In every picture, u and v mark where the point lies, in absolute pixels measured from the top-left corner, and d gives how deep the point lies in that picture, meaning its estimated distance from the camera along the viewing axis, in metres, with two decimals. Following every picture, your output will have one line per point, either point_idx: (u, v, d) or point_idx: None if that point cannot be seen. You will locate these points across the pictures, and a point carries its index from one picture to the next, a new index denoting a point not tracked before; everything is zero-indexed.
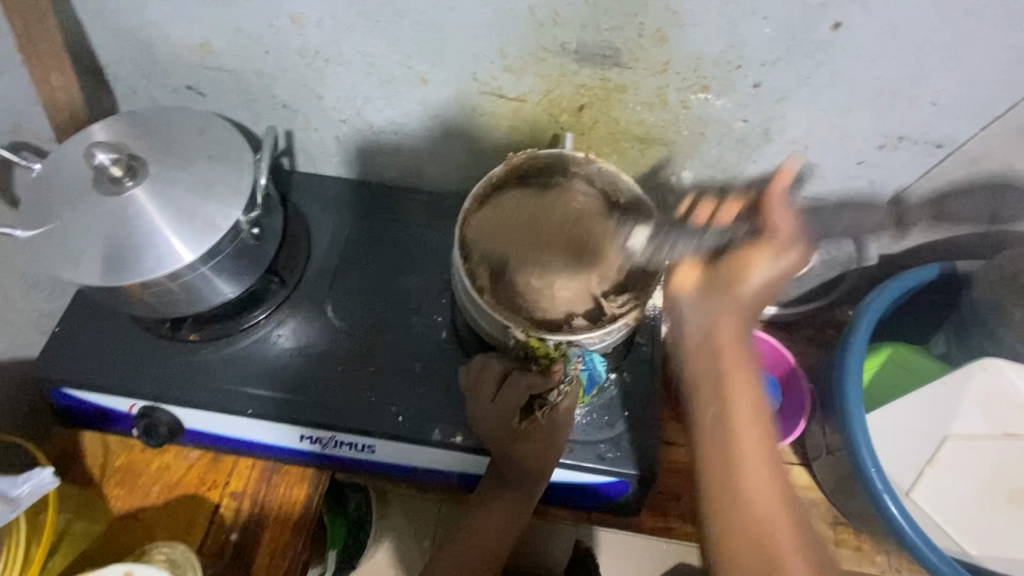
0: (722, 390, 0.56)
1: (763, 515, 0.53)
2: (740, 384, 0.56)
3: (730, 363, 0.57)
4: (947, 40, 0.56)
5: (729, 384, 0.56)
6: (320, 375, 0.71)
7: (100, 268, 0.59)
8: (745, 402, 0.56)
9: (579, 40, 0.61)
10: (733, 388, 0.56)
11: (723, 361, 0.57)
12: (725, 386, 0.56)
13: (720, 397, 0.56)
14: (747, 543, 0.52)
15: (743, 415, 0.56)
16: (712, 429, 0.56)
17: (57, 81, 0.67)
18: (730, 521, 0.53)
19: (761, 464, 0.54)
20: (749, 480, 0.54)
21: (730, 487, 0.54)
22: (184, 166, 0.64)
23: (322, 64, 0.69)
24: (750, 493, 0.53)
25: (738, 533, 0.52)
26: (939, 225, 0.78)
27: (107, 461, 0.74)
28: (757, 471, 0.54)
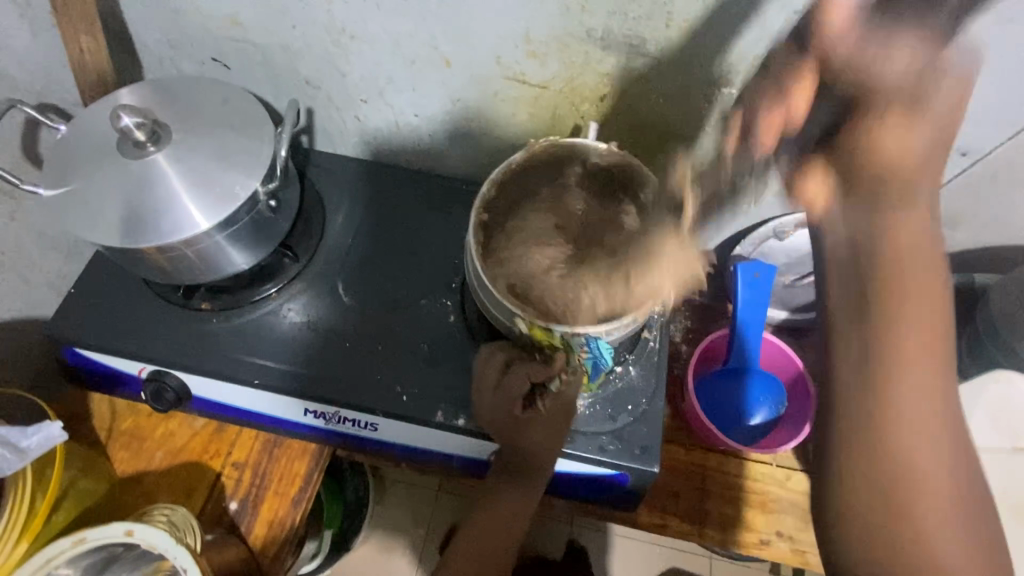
0: (889, 333, 0.44)
1: (914, 467, 0.43)
2: (917, 321, 0.43)
3: (896, 287, 0.43)
4: (978, 44, 0.55)
5: (903, 317, 0.43)
6: (328, 350, 0.72)
7: (119, 229, 0.59)
8: (917, 339, 0.43)
9: (606, 28, 0.62)
10: (901, 318, 0.43)
11: (894, 286, 0.43)
12: (891, 320, 0.43)
13: (882, 334, 0.44)
14: (884, 490, 0.43)
15: (912, 350, 0.43)
16: (864, 375, 0.44)
17: (87, 45, 0.67)
18: (864, 462, 0.44)
19: (919, 417, 0.43)
20: (909, 434, 0.43)
21: (875, 429, 0.43)
22: (207, 134, 0.64)
23: (348, 41, 0.70)
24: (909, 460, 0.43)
25: (878, 479, 0.43)
26: (958, 236, 0.78)
27: (114, 424, 0.75)
28: (913, 382, 0.43)
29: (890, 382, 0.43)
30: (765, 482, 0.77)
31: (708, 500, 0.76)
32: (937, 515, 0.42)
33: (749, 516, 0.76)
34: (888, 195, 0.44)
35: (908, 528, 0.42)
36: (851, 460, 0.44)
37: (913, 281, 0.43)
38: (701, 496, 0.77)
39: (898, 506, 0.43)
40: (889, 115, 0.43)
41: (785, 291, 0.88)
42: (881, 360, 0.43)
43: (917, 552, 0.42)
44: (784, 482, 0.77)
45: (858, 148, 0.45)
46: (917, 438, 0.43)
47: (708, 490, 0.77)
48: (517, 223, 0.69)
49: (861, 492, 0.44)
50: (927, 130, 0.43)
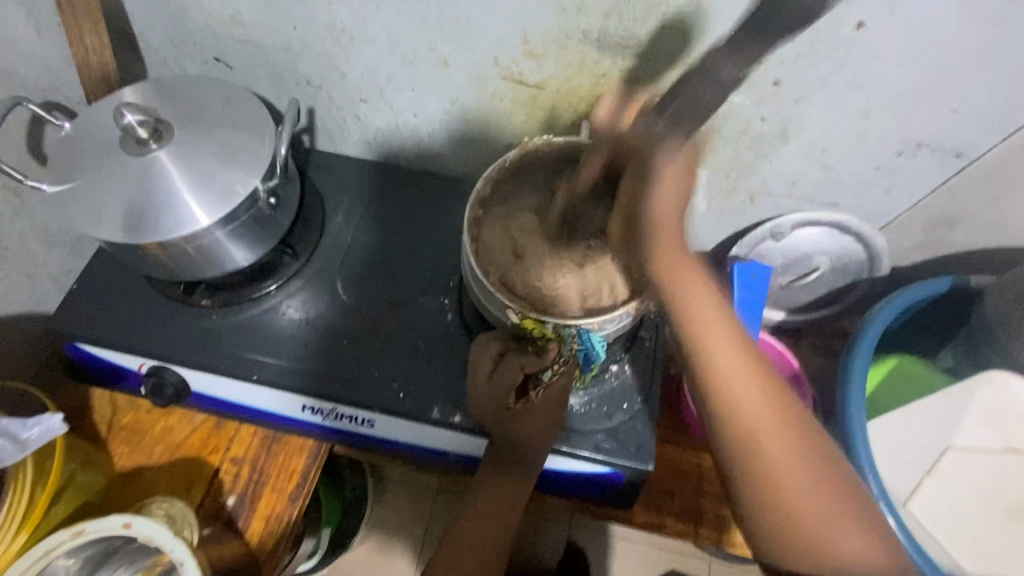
0: (701, 338, 0.52)
1: (775, 463, 0.51)
2: (728, 339, 0.53)
3: (705, 316, 0.52)
4: (970, 46, 0.56)
5: (712, 341, 0.52)
6: (327, 346, 0.72)
7: (121, 224, 0.60)
8: (733, 353, 0.52)
9: (602, 29, 0.62)
10: (707, 339, 0.52)
11: (699, 312, 0.52)
12: (707, 345, 0.52)
13: (706, 363, 0.52)
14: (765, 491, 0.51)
15: (731, 363, 0.52)
16: (716, 398, 0.52)
17: (91, 43, 0.68)
18: (744, 471, 0.52)
19: (767, 419, 0.52)
20: (761, 438, 0.51)
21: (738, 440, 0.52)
22: (207, 132, 0.65)
23: (348, 41, 0.71)
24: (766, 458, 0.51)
25: (756, 480, 0.51)
26: (955, 237, 0.78)
27: (114, 419, 0.75)
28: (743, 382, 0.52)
29: (725, 398, 0.52)
30: None
31: (704, 500, 0.77)
32: (816, 497, 0.50)
33: None
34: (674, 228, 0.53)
35: (800, 517, 0.50)
36: (732, 475, 0.53)
37: (713, 313, 0.53)
38: (697, 496, 0.77)
39: (783, 503, 0.50)
40: (667, 170, 0.52)
41: (782, 292, 0.88)
42: (720, 384, 0.52)
43: (810, 538, 0.50)
44: None
45: (650, 218, 0.53)
46: (771, 438, 0.51)
47: (703, 489, 0.77)
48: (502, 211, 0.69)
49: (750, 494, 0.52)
50: (683, 184, 0.53)
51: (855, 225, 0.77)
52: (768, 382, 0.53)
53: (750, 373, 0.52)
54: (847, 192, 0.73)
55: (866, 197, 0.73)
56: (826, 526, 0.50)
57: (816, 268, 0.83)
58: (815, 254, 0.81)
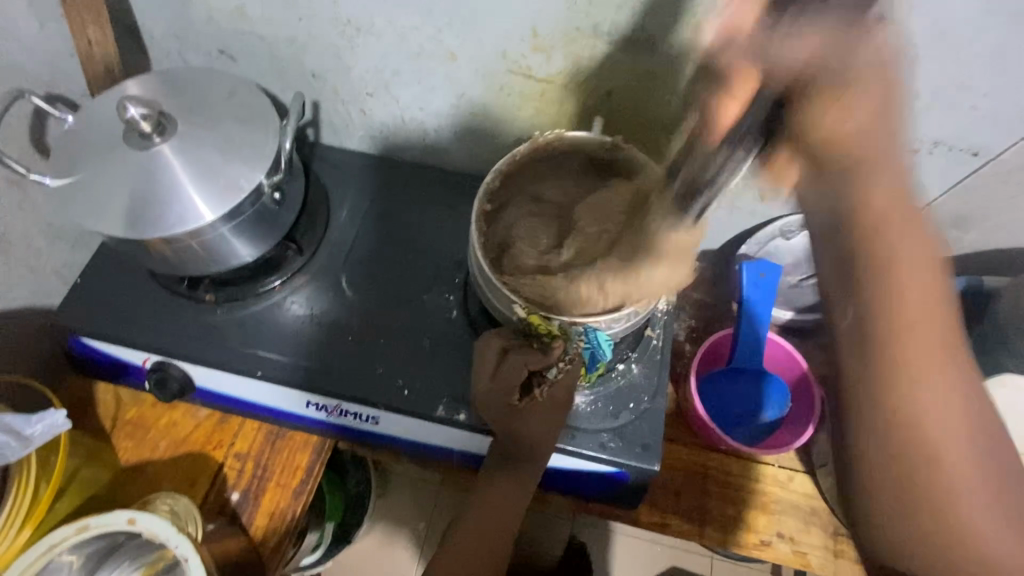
0: (879, 252, 0.46)
1: (941, 446, 0.45)
2: (920, 300, 0.46)
3: (884, 265, 0.46)
4: (993, 43, 0.54)
5: (908, 277, 0.46)
6: (331, 342, 0.72)
7: (124, 220, 0.60)
8: (916, 279, 0.46)
9: (614, 22, 0.61)
10: (885, 236, 0.47)
11: (887, 252, 0.46)
12: (888, 303, 0.46)
13: (879, 282, 0.46)
14: (916, 475, 0.45)
15: (910, 321, 0.46)
16: (875, 343, 0.46)
17: (94, 35, 0.67)
18: (889, 448, 0.46)
19: (941, 400, 0.45)
20: (931, 419, 0.45)
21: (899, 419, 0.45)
22: (211, 126, 0.65)
23: (354, 33, 0.69)
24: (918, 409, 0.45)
25: (898, 460, 0.46)
26: (968, 238, 0.77)
27: (118, 414, 0.75)
28: (921, 310, 0.46)
29: (898, 319, 0.46)
30: (766, 484, 0.77)
31: (710, 500, 0.76)
32: (977, 496, 0.44)
33: (750, 517, 0.75)
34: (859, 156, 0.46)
35: (946, 510, 0.45)
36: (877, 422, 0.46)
37: (897, 235, 0.46)
38: (702, 496, 0.76)
39: (936, 491, 0.45)
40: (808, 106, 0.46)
41: (792, 291, 0.87)
42: (891, 321, 0.46)
43: (947, 513, 0.45)
44: (786, 484, 0.77)
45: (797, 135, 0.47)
46: (937, 420, 0.45)
47: (709, 490, 0.77)
48: (509, 216, 0.69)
49: (887, 474, 0.47)
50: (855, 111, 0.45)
51: None
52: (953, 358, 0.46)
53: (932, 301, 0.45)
54: None
55: None
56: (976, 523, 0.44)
57: None
58: None
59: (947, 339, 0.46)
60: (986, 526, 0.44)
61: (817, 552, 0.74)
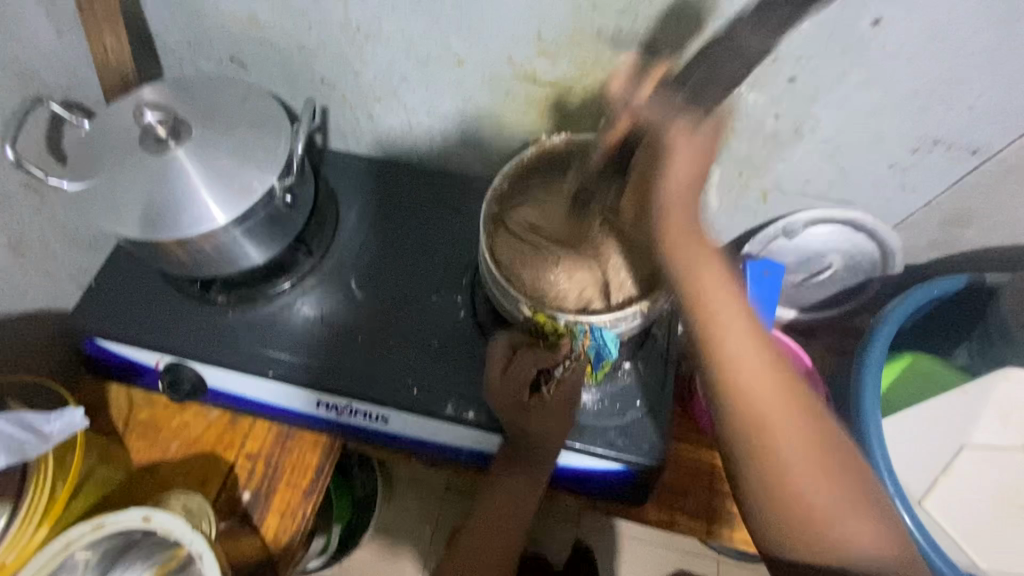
0: (708, 305, 0.53)
1: (785, 447, 0.51)
2: (728, 306, 0.54)
3: (706, 299, 0.54)
4: (987, 43, 0.56)
5: (725, 319, 0.53)
6: (341, 343, 0.73)
7: (139, 222, 0.61)
8: (733, 327, 0.53)
9: (617, 26, 0.63)
10: (712, 289, 0.54)
11: (705, 301, 0.53)
12: (710, 312, 0.53)
13: (711, 324, 0.53)
14: (775, 492, 0.51)
15: (733, 340, 0.53)
16: (720, 390, 0.53)
17: (111, 44, 0.69)
18: (762, 478, 0.51)
19: (767, 399, 0.52)
20: (762, 422, 0.51)
21: (759, 442, 0.51)
22: (225, 130, 0.66)
23: (363, 40, 0.71)
24: (780, 447, 0.51)
25: (771, 495, 0.51)
26: (970, 236, 0.78)
27: (131, 415, 0.76)
28: (746, 355, 0.52)
29: (728, 363, 0.52)
30: None
31: (717, 498, 0.76)
32: (824, 488, 0.50)
33: None
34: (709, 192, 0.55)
35: (810, 518, 0.50)
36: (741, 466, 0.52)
37: (715, 282, 0.54)
38: (709, 494, 0.77)
39: (795, 494, 0.50)
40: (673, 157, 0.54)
41: (795, 290, 0.89)
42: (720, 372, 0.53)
43: (825, 538, 0.49)
44: None
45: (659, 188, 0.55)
46: (777, 426, 0.51)
47: (717, 488, 0.77)
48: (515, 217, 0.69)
49: (761, 473, 0.51)
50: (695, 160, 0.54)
51: (869, 223, 0.77)
52: (780, 374, 0.53)
53: (751, 342, 0.53)
54: (860, 190, 0.74)
55: (879, 194, 0.74)
56: (846, 536, 0.49)
57: (829, 266, 0.84)
58: (829, 252, 0.81)
59: (765, 349, 0.53)
60: (859, 526, 0.49)
61: None
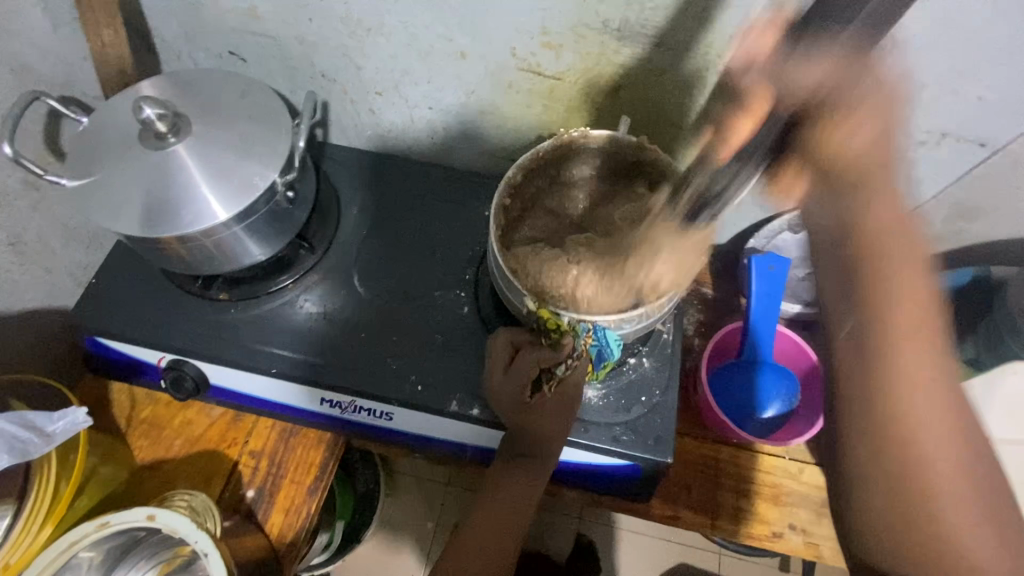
0: (895, 289, 0.49)
1: (944, 477, 0.46)
2: (914, 301, 0.48)
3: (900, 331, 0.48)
4: (998, 35, 0.55)
5: (887, 304, 0.49)
6: (344, 340, 0.72)
7: (140, 219, 0.60)
8: (910, 330, 0.48)
9: (623, 18, 0.62)
10: (889, 257, 0.49)
11: (882, 258, 0.50)
12: (876, 301, 0.49)
13: (884, 312, 0.49)
14: (897, 486, 0.47)
15: (907, 339, 0.48)
16: (869, 373, 0.49)
17: (108, 38, 0.68)
18: (884, 471, 0.48)
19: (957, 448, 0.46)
20: (923, 446, 0.47)
21: (889, 443, 0.48)
22: (226, 125, 0.65)
23: (364, 33, 0.70)
24: (921, 447, 0.47)
25: (894, 489, 0.47)
26: (975, 229, 0.78)
27: (132, 413, 0.76)
28: (917, 347, 0.48)
29: (903, 355, 0.48)
30: (776, 476, 0.77)
31: (721, 493, 0.76)
32: (957, 506, 0.45)
33: (761, 509, 0.76)
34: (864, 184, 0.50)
35: (936, 537, 0.45)
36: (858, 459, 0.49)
37: (901, 269, 0.49)
38: (713, 488, 0.77)
39: (925, 500, 0.46)
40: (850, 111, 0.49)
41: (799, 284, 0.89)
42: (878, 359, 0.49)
43: (949, 548, 0.45)
44: (796, 475, 0.78)
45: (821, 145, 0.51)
46: (933, 441, 0.46)
47: (721, 483, 0.77)
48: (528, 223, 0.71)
49: (881, 487, 0.48)
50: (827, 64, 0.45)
51: None
52: (945, 375, 0.47)
53: (917, 333, 0.48)
54: None
55: None
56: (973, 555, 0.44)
57: None
58: None
59: (938, 340, 0.48)
60: (979, 546, 0.44)
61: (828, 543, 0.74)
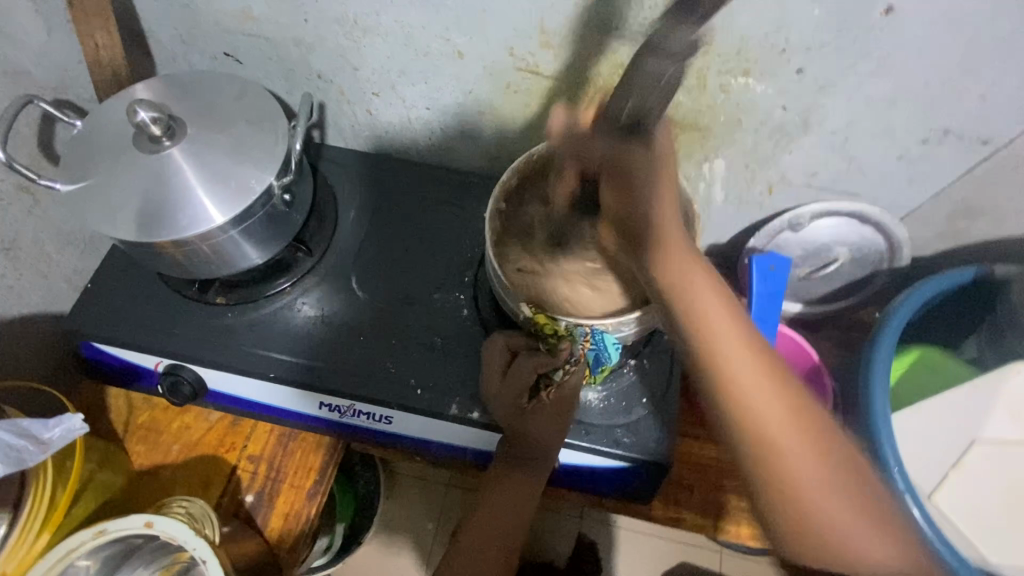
0: (707, 324, 0.50)
1: (821, 508, 0.48)
2: (751, 370, 0.49)
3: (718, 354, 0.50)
4: (999, 32, 0.54)
5: (715, 326, 0.50)
6: (343, 344, 0.72)
7: (135, 224, 0.60)
8: (737, 355, 0.50)
9: (620, 18, 0.61)
10: (692, 292, 0.51)
11: (691, 293, 0.50)
12: (699, 305, 0.51)
13: (711, 344, 0.50)
14: (789, 514, 0.48)
15: (745, 375, 0.49)
16: (718, 405, 0.50)
17: (102, 40, 0.68)
18: (769, 495, 0.49)
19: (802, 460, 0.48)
20: (792, 490, 0.48)
21: (759, 463, 0.48)
22: (221, 128, 0.65)
23: (360, 34, 0.70)
24: (782, 458, 0.48)
25: (777, 507, 0.48)
26: (977, 227, 0.77)
27: (131, 419, 0.75)
28: (750, 373, 0.49)
29: (728, 379, 0.49)
30: None
31: (723, 494, 0.76)
32: (834, 508, 0.47)
33: None
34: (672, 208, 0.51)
35: (811, 533, 0.47)
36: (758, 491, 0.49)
37: (701, 287, 0.51)
38: (715, 490, 0.76)
39: (796, 505, 0.48)
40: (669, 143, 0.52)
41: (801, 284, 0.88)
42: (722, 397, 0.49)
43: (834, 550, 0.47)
44: None
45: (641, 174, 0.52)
46: (807, 482, 0.48)
47: (723, 484, 0.77)
48: (518, 228, 0.69)
49: (784, 529, 0.49)
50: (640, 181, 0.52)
51: (875, 215, 0.76)
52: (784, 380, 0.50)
53: (749, 354, 0.50)
54: (869, 181, 0.73)
55: (887, 185, 0.73)
56: (855, 542, 0.47)
57: (836, 259, 0.83)
58: (835, 244, 0.81)
59: (760, 354, 0.50)
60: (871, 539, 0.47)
61: None
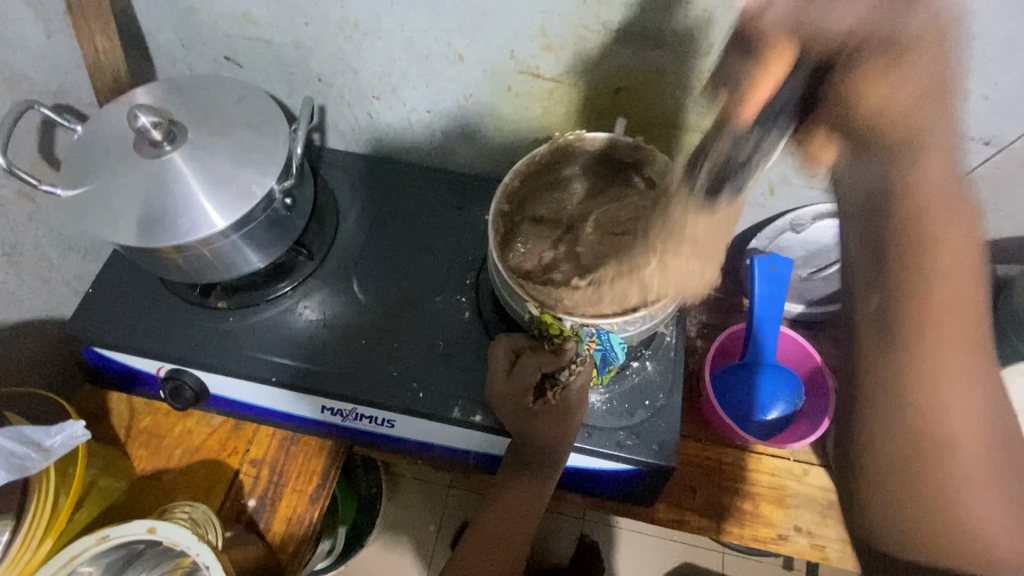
0: (929, 265, 0.45)
1: (956, 471, 0.46)
2: (955, 331, 0.45)
3: (937, 350, 0.45)
4: (1001, 34, 0.54)
5: (942, 283, 0.45)
6: (345, 347, 0.71)
7: (137, 228, 0.60)
8: (946, 308, 0.45)
9: (622, 19, 0.61)
10: (933, 228, 0.45)
11: (928, 226, 0.45)
12: (916, 265, 0.45)
13: (924, 293, 0.45)
14: (917, 480, 0.47)
15: (941, 333, 0.45)
16: (900, 360, 0.47)
17: (102, 45, 0.68)
18: (899, 455, 0.48)
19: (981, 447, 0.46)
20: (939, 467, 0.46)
21: (925, 428, 0.46)
22: (222, 132, 0.65)
23: (361, 37, 0.70)
24: (941, 430, 0.46)
25: (899, 466, 0.48)
26: (979, 227, 0.77)
27: (132, 424, 0.75)
28: (955, 330, 0.45)
29: (934, 343, 0.45)
30: (781, 478, 0.77)
31: (726, 496, 0.76)
32: (974, 476, 0.45)
33: (767, 512, 0.75)
34: (912, 147, 0.46)
35: (930, 496, 0.47)
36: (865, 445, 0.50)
37: (949, 241, 0.45)
38: (718, 491, 0.76)
39: (935, 473, 0.46)
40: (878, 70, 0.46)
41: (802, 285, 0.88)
42: (914, 358, 0.46)
43: (951, 516, 0.46)
44: (803, 477, 0.77)
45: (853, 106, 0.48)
46: (943, 446, 0.46)
47: (726, 485, 0.76)
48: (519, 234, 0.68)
49: (889, 488, 0.49)
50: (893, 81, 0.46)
51: None
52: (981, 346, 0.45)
53: (958, 315, 0.45)
54: None
55: None
56: (977, 513, 0.46)
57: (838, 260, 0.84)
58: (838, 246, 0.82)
59: (977, 310, 0.45)
60: (991, 511, 0.46)
61: (835, 546, 0.73)
